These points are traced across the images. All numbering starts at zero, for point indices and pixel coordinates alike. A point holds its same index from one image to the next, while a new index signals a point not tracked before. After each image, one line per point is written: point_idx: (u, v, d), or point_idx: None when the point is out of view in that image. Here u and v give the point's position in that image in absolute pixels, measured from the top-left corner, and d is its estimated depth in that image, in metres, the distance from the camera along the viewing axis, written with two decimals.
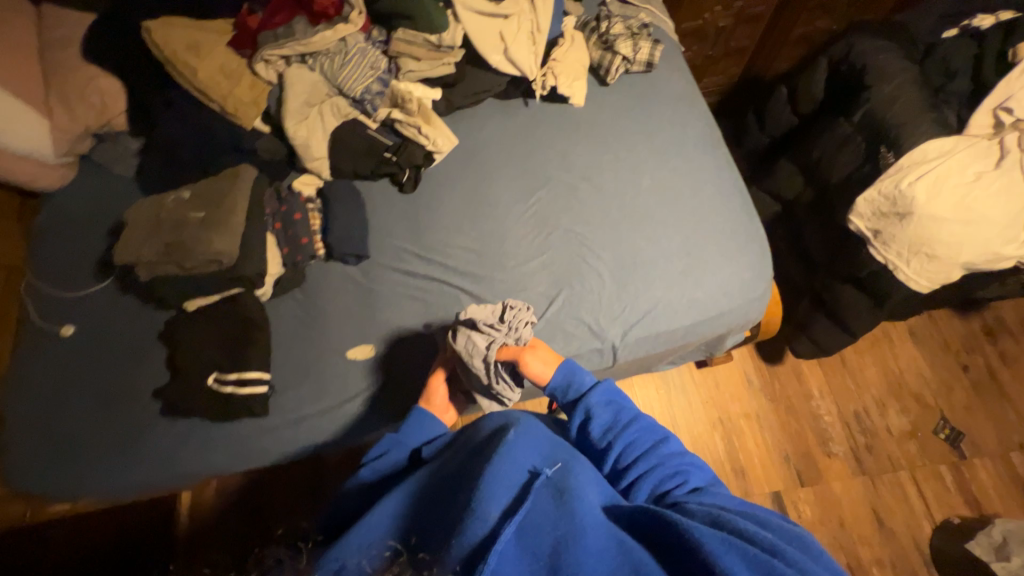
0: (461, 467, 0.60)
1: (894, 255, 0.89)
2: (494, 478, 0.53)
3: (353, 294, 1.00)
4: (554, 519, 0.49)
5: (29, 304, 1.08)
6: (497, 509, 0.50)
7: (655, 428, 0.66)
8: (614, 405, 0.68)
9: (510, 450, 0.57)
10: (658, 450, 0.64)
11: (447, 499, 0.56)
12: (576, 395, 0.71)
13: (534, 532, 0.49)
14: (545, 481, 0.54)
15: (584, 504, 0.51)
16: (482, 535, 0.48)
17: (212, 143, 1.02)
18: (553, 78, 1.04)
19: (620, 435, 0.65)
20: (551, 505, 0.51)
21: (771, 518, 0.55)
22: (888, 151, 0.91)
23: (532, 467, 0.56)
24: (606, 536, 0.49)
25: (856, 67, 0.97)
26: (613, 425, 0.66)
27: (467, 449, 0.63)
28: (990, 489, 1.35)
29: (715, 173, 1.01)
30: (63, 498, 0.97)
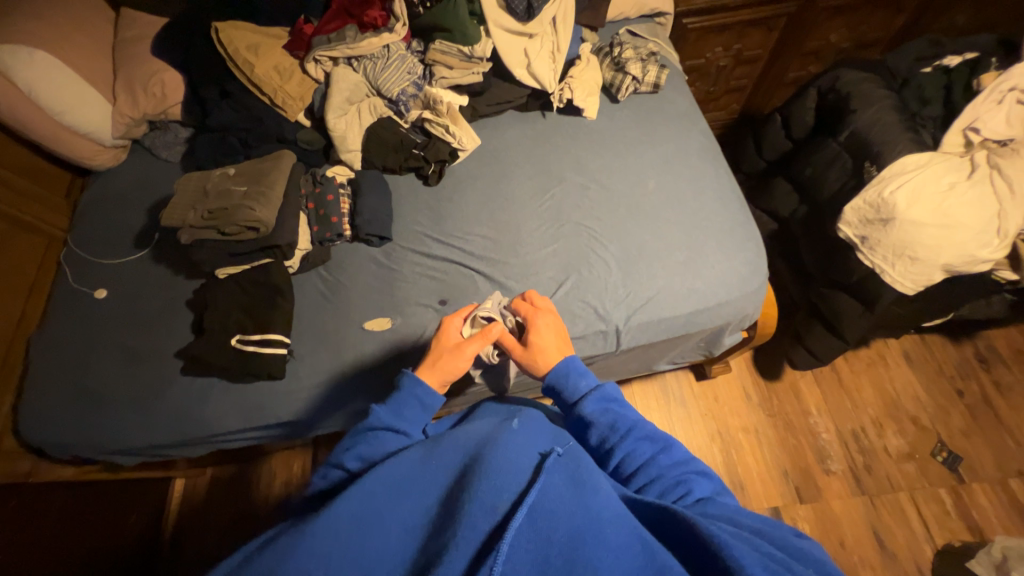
0: (467, 449, 0.56)
1: (880, 259, 0.96)
2: (503, 464, 0.51)
3: (375, 272, 1.06)
4: (569, 508, 0.48)
5: (67, 269, 1.15)
6: (507, 495, 0.49)
7: (655, 436, 0.65)
8: (611, 413, 0.66)
9: (519, 436, 0.56)
10: (658, 461, 0.62)
11: (452, 485, 0.52)
12: (572, 401, 0.70)
13: (547, 519, 0.47)
14: (557, 462, 0.53)
15: (601, 496, 0.50)
16: (487, 529, 0.47)
17: (259, 131, 1.14)
18: (569, 92, 1.16)
19: (619, 442, 0.64)
20: (565, 492, 0.50)
21: (795, 543, 0.52)
22: (872, 165, 1.01)
23: (542, 450, 0.55)
24: (627, 532, 0.47)
25: (842, 95, 1.09)
26: (611, 434, 0.65)
27: (473, 433, 0.59)
28: (992, 515, 1.34)
29: (714, 179, 1.10)
30: (74, 452, 1.00)
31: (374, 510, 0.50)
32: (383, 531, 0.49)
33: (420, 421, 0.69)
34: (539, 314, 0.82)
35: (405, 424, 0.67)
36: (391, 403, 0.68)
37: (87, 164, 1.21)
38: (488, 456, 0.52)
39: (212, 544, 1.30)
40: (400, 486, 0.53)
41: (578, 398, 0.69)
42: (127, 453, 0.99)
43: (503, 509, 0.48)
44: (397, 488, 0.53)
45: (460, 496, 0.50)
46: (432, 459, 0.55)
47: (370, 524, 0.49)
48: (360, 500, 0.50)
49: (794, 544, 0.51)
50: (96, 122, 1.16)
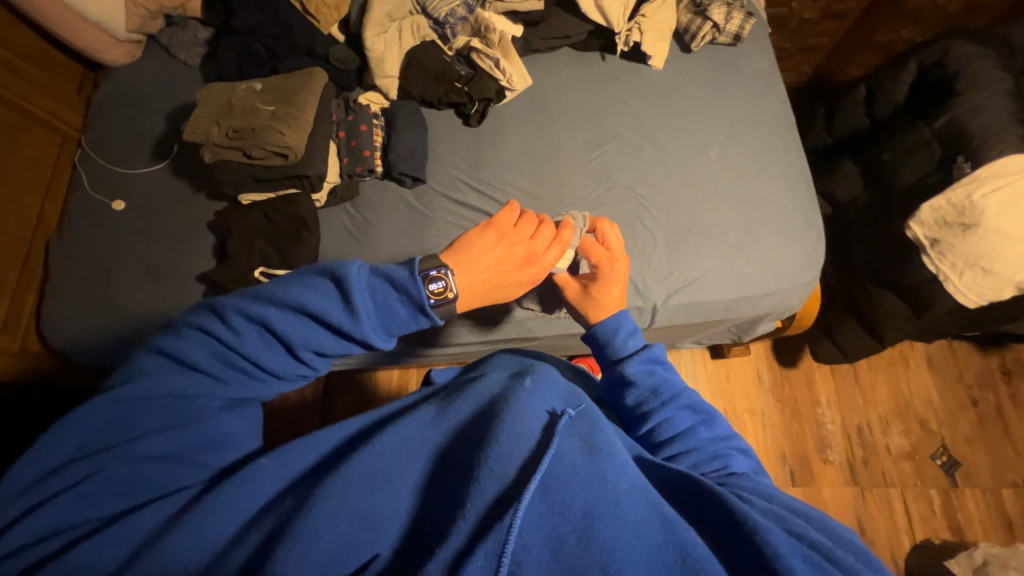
0: (475, 411, 0.54)
1: (948, 266, 0.90)
2: (513, 428, 0.48)
3: (404, 214, 1.00)
4: (583, 479, 0.46)
5: (83, 173, 1.09)
6: (515, 459, 0.47)
7: (700, 406, 0.62)
8: (655, 376, 0.63)
9: (528, 395, 0.53)
10: (697, 432, 0.60)
11: (461, 453, 0.50)
12: (614, 357, 0.66)
13: (562, 490, 0.45)
14: (567, 423, 0.51)
15: (617, 464, 0.48)
16: (496, 494, 0.45)
17: (288, 42, 1.02)
18: (638, 34, 1.02)
19: (658, 408, 0.61)
20: (578, 459, 0.47)
21: (829, 525, 0.51)
22: (965, 161, 0.90)
23: (552, 409, 0.53)
24: (644, 506, 0.45)
25: (949, 71, 0.96)
26: (652, 397, 0.62)
27: (482, 392, 0.56)
28: (975, 518, 1.38)
29: (784, 155, 1.00)
30: (96, 362, 1.01)
31: (384, 474, 0.49)
32: (393, 494, 0.48)
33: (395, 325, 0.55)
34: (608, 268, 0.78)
35: (378, 333, 0.52)
36: (380, 302, 0.51)
37: (99, 59, 1.11)
38: (498, 420, 0.50)
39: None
40: (408, 450, 0.51)
41: (623, 355, 0.65)
42: None
43: (515, 471, 0.46)
44: (407, 452, 0.51)
45: (471, 461, 0.48)
46: (443, 419, 0.54)
47: (380, 488, 0.48)
48: (370, 463, 0.49)
49: (833, 528, 0.51)
50: (109, 11, 1.04)
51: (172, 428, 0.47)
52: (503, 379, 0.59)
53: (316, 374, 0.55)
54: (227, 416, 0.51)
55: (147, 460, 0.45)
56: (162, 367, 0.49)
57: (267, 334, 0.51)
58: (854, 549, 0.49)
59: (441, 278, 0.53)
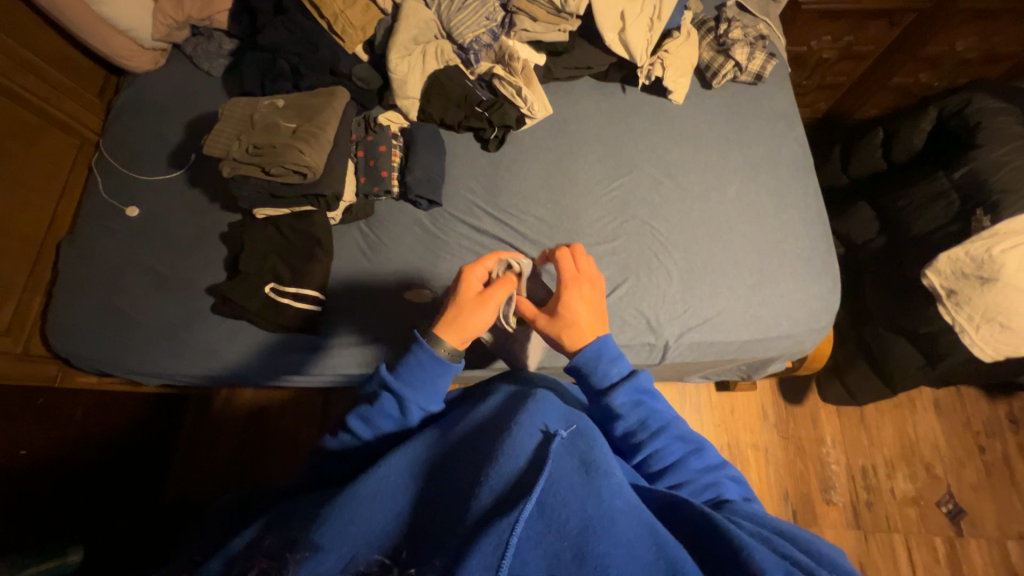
0: (472, 428, 0.55)
1: (964, 318, 0.89)
2: (512, 445, 0.49)
3: (418, 236, 1.00)
4: (580, 496, 0.45)
5: (100, 178, 1.09)
6: (509, 475, 0.47)
7: (689, 436, 0.60)
8: (643, 408, 0.60)
9: (525, 413, 0.53)
10: (686, 462, 0.58)
11: (456, 468, 0.51)
12: (599, 388, 0.61)
13: (558, 506, 0.44)
14: (562, 444, 0.50)
15: (613, 484, 0.46)
16: (488, 503, 0.45)
17: (312, 59, 1.03)
18: (660, 69, 1.03)
19: (648, 440, 0.58)
20: (576, 478, 0.46)
21: (821, 547, 0.48)
22: (983, 215, 0.91)
23: (546, 428, 0.52)
24: (638, 524, 0.44)
25: (970, 123, 0.96)
26: (641, 429, 0.59)
27: (479, 413, 0.58)
28: (979, 569, 1.35)
29: (802, 198, 1.00)
30: (97, 369, 0.99)
31: (385, 492, 0.50)
32: (393, 507, 0.50)
33: (432, 389, 0.60)
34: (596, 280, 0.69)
35: (413, 399, 0.59)
36: (404, 376, 0.59)
37: (124, 65, 1.12)
38: (497, 440, 0.50)
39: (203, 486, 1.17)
40: (407, 470, 0.53)
41: (608, 385, 0.61)
42: (148, 380, 0.98)
43: (508, 486, 0.46)
44: (406, 472, 0.53)
45: (471, 477, 0.48)
46: (444, 437, 0.56)
47: (382, 502, 0.50)
48: (374, 482, 0.51)
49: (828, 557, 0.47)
50: (137, 19, 1.05)
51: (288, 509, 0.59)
52: (500, 401, 0.60)
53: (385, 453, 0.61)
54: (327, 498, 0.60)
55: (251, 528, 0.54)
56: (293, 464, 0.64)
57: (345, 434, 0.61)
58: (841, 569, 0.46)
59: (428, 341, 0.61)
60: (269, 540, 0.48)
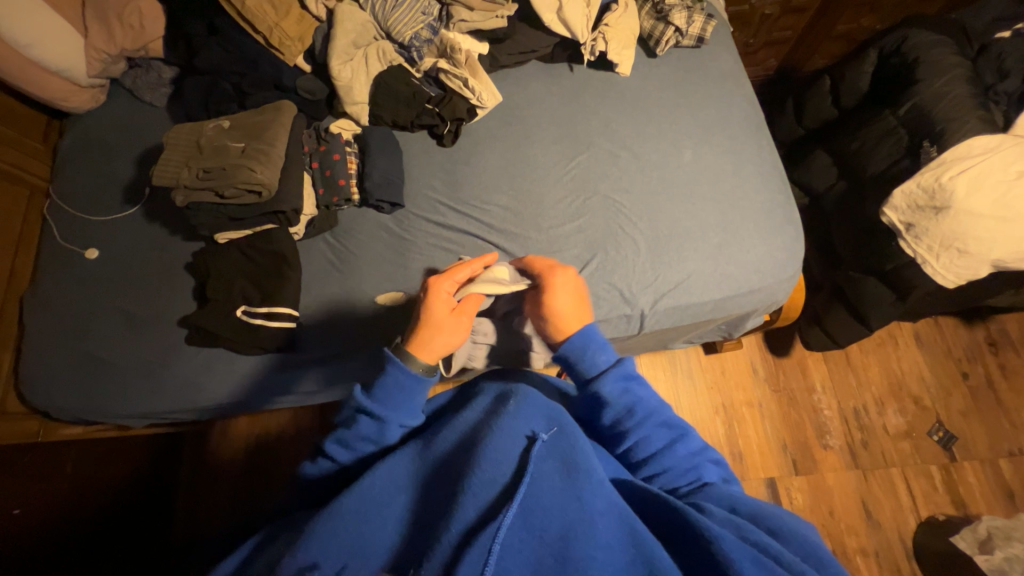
0: (456, 441, 0.54)
1: (924, 249, 0.92)
2: (493, 454, 0.49)
3: (385, 241, 0.99)
4: (562, 502, 0.47)
5: (54, 224, 1.06)
6: (495, 483, 0.48)
7: (673, 422, 0.59)
8: (630, 396, 0.58)
9: (508, 418, 0.53)
10: (671, 449, 0.58)
11: (441, 481, 0.52)
12: (584, 377, 0.60)
13: (540, 514, 0.46)
14: (542, 447, 0.51)
15: (594, 484, 0.48)
16: (470, 521, 0.46)
17: (255, 77, 1.02)
18: (603, 44, 1.03)
19: (633, 429, 0.57)
20: (557, 482, 0.48)
21: (793, 528, 0.49)
22: (931, 146, 0.93)
23: (530, 432, 0.52)
24: (617, 523, 0.46)
25: (909, 59, 0.98)
26: (627, 417, 0.58)
27: (462, 422, 0.57)
28: (976, 491, 1.39)
29: (757, 153, 1.02)
30: (78, 417, 0.97)
31: (372, 505, 0.51)
32: (382, 524, 0.51)
33: (407, 408, 0.60)
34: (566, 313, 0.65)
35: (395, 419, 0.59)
36: (381, 397, 0.59)
37: (61, 106, 1.09)
38: (478, 446, 0.50)
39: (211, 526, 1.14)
40: (395, 483, 0.53)
41: (594, 374, 0.60)
42: (132, 421, 0.97)
43: (490, 499, 0.47)
44: (395, 483, 0.54)
45: (454, 489, 0.48)
46: (427, 452, 0.55)
47: (369, 517, 0.50)
48: (359, 496, 0.51)
49: (795, 535, 0.48)
50: (68, 57, 1.02)
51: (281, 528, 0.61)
52: (486, 405, 0.58)
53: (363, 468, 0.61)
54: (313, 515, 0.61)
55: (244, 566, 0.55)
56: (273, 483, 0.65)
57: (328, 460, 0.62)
58: (810, 551, 0.47)
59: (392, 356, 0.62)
60: (261, 557, 0.49)
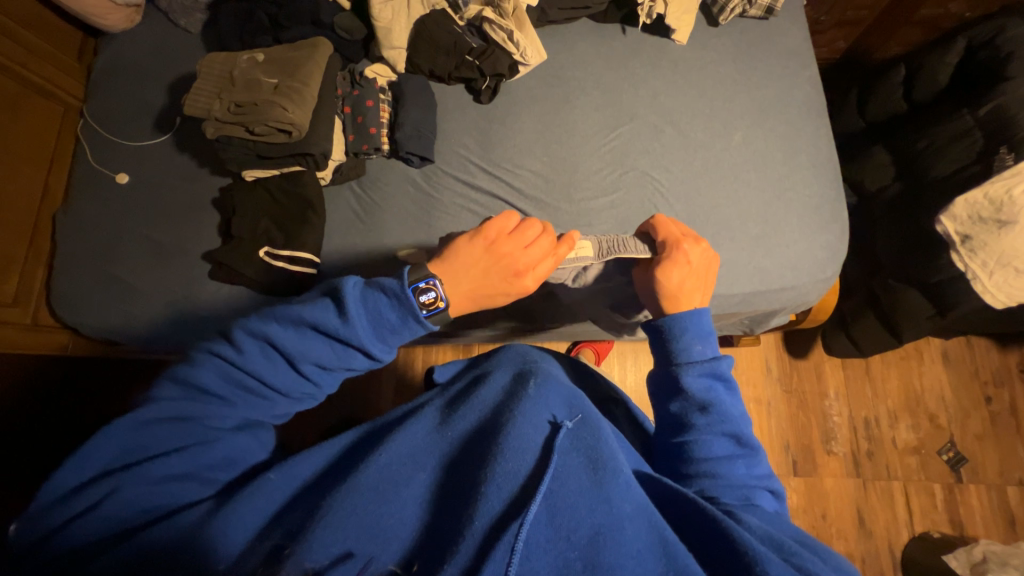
0: (477, 424, 0.57)
1: (978, 264, 0.86)
2: (517, 441, 0.51)
3: (412, 197, 0.97)
4: (589, 502, 0.48)
5: (86, 145, 1.07)
6: (519, 473, 0.49)
7: (745, 437, 0.58)
8: (712, 393, 0.58)
9: (529, 403, 0.57)
10: (735, 461, 0.57)
11: (463, 464, 0.53)
12: (669, 360, 0.61)
13: (566, 513, 0.48)
14: (566, 436, 0.54)
15: (622, 486, 0.49)
16: (497, 513, 0.47)
17: (292, 9, 0.98)
18: (662, 6, 0.95)
19: (701, 425, 0.57)
20: (585, 481, 0.50)
21: (830, 554, 0.51)
22: (1008, 152, 0.86)
23: (552, 419, 0.56)
24: (646, 529, 0.47)
25: (1000, 54, 0.89)
26: (702, 411, 0.58)
27: (480, 403, 0.59)
28: (977, 514, 1.38)
29: (812, 143, 0.95)
30: (103, 337, 1.01)
31: (392, 483, 0.50)
32: (403, 506, 0.49)
33: (391, 338, 0.56)
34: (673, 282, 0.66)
35: (383, 351, 0.57)
36: (370, 317, 0.55)
37: (96, 23, 1.06)
38: (503, 433, 0.52)
39: None
40: (412, 457, 0.53)
41: (681, 360, 0.60)
42: (153, 347, 1.00)
43: (515, 487, 0.48)
44: (415, 459, 0.53)
45: (479, 473, 0.50)
46: (447, 429, 0.57)
47: (390, 498, 0.49)
48: (377, 472, 0.50)
49: (834, 561, 0.50)
50: None
51: (185, 449, 0.50)
52: (505, 382, 0.62)
53: (321, 389, 0.58)
54: (240, 436, 0.54)
55: (164, 480, 0.48)
56: (174, 394, 0.52)
57: (275, 371, 0.54)
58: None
59: (430, 288, 0.56)
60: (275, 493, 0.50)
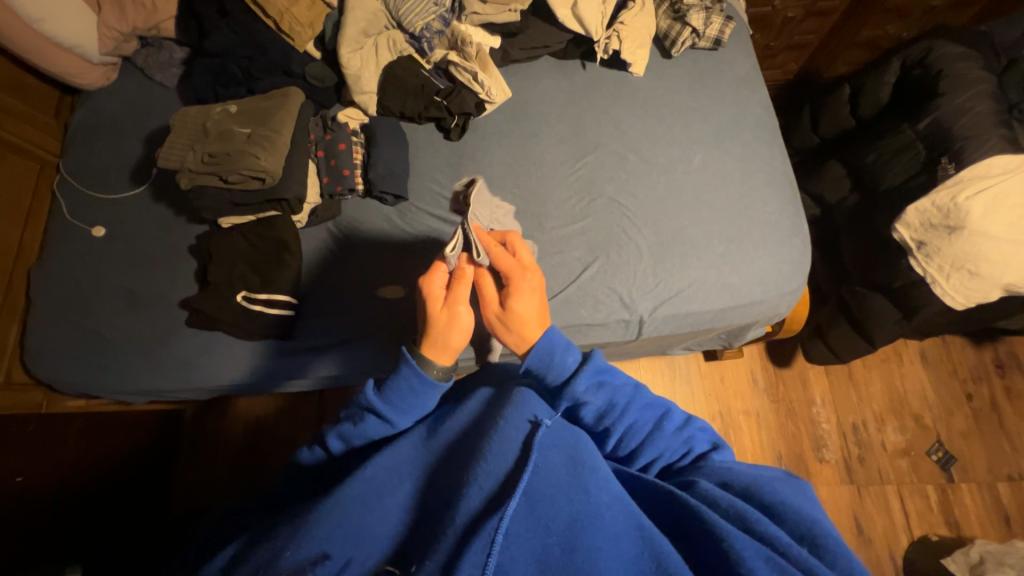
0: (461, 430, 0.57)
1: (935, 268, 0.89)
2: (498, 444, 0.51)
3: (388, 234, 0.99)
4: (568, 491, 0.47)
5: (63, 200, 1.08)
6: (498, 473, 0.49)
7: (655, 402, 0.59)
8: (606, 387, 0.58)
9: (511, 406, 0.55)
10: (654, 433, 0.57)
11: (447, 470, 0.54)
12: (558, 378, 0.59)
13: (545, 504, 0.46)
14: (548, 432, 0.52)
15: (599, 478, 0.48)
16: (471, 515, 0.47)
17: (264, 61, 1.02)
18: (617, 42, 1.01)
19: (616, 423, 0.57)
20: (564, 473, 0.48)
21: (790, 501, 0.49)
22: (949, 162, 0.90)
23: (533, 418, 0.54)
24: (623, 516, 0.46)
25: (931, 72, 0.96)
26: (608, 410, 0.57)
27: (466, 412, 0.59)
28: (972, 513, 1.38)
29: (768, 161, 1.00)
30: (80, 392, 0.99)
31: (376, 491, 0.53)
32: (385, 514, 0.52)
33: (416, 410, 0.60)
34: (528, 322, 0.62)
35: (401, 421, 0.59)
36: (392, 401, 0.59)
37: (70, 82, 1.08)
38: (485, 437, 0.52)
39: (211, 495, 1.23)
40: (397, 468, 0.56)
41: (565, 377, 0.59)
42: (131, 400, 0.98)
43: (496, 485, 0.48)
44: (398, 472, 0.55)
45: (462, 475, 0.50)
46: (433, 438, 0.58)
47: (372, 508, 0.52)
48: (360, 484, 0.52)
49: (787, 507, 0.48)
50: (81, 34, 1.02)
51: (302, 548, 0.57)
52: (490, 391, 0.61)
53: None
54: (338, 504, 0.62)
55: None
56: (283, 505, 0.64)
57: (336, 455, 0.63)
58: (805, 532, 0.46)
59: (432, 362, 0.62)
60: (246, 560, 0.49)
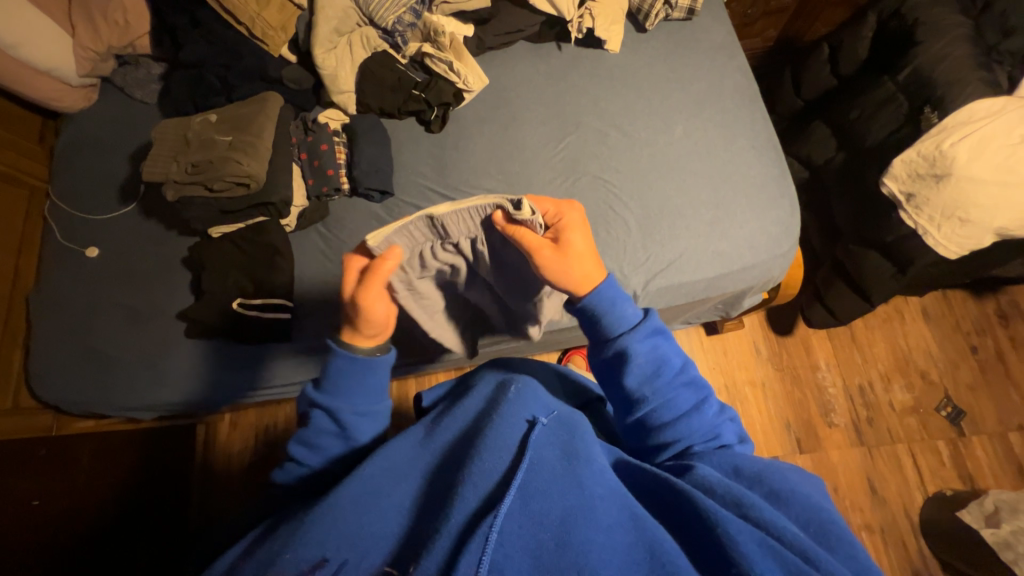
0: (458, 432, 0.58)
1: (925, 220, 0.89)
2: (494, 440, 0.51)
3: (377, 231, 0.99)
4: (562, 486, 0.48)
5: (54, 225, 1.08)
6: (495, 469, 0.49)
7: (697, 381, 0.59)
8: (658, 351, 0.58)
9: (510, 404, 0.57)
10: (693, 410, 0.57)
11: (444, 470, 0.54)
12: (610, 336, 0.60)
13: (539, 499, 0.46)
14: (543, 432, 0.54)
15: (594, 470, 0.50)
16: (465, 518, 0.45)
17: (240, 69, 1.02)
18: (590, 20, 1.01)
19: (659, 388, 0.57)
20: (558, 468, 0.50)
21: (801, 493, 0.48)
22: (932, 112, 0.90)
23: (530, 417, 0.56)
24: (616, 506, 0.47)
25: (907, 22, 0.95)
26: (653, 374, 0.58)
27: (463, 412, 0.61)
28: (985, 465, 1.38)
29: (750, 127, 0.99)
30: (87, 411, 1.01)
31: (373, 494, 0.53)
32: (383, 515, 0.51)
33: (356, 392, 0.60)
34: (583, 257, 0.61)
35: (342, 405, 0.60)
36: (328, 388, 0.60)
37: (52, 106, 1.09)
38: (480, 436, 0.53)
39: (227, 505, 1.24)
40: (396, 470, 0.56)
41: (622, 332, 0.59)
42: (138, 415, 1.00)
43: (493, 485, 0.48)
44: (396, 473, 0.56)
45: (459, 473, 0.50)
46: (431, 441, 0.59)
47: (368, 509, 0.51)
48: (359, 487, 0.53)
49: (793, 495, 0.48)
50: (57, 56, 1.02)
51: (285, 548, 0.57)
52: (489, 391, 0.62)
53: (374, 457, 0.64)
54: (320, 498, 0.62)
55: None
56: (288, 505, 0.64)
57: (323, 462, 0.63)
58: (810, 519, 0.46)
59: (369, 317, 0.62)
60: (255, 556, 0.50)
